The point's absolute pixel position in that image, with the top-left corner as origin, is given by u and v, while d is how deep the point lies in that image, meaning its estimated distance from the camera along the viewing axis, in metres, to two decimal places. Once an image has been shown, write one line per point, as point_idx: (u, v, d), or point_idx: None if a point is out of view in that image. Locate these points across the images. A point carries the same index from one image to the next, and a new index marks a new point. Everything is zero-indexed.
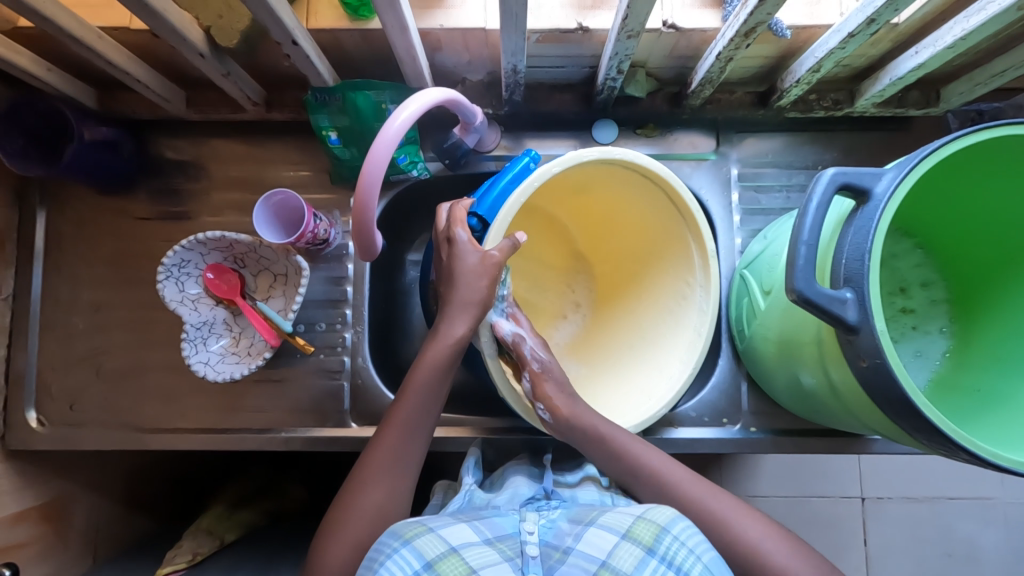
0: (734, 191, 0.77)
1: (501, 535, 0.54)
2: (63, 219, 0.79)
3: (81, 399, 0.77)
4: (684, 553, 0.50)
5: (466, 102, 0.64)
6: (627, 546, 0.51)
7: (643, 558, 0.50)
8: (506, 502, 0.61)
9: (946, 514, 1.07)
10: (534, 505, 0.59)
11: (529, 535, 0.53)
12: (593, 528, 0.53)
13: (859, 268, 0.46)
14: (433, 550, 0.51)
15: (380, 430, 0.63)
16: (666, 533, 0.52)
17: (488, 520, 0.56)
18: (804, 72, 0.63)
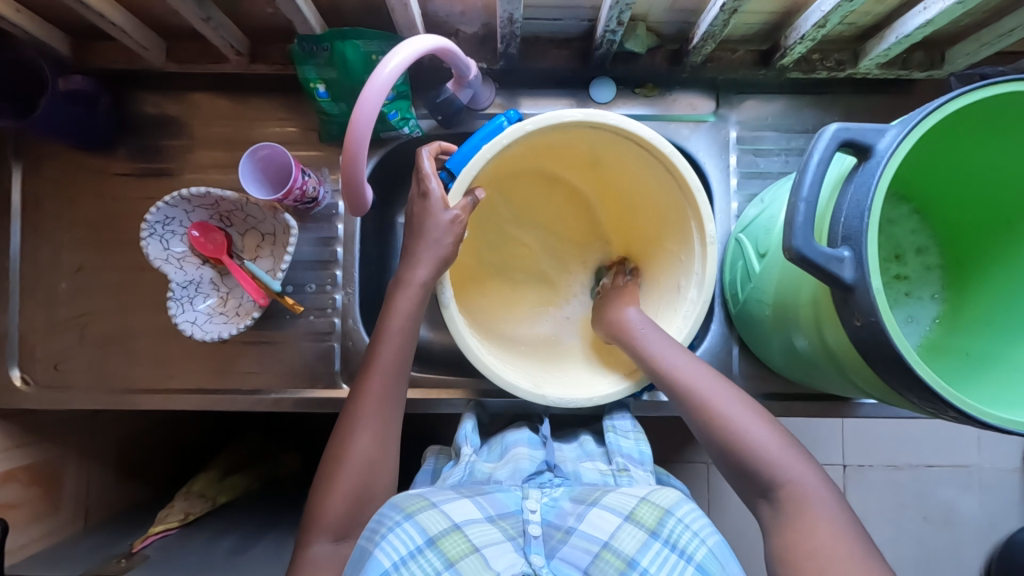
0: (732, 154, 0.76)
1: (504, 513, 0.56)
2: (42, 174, 0.76)
3: (67, 359, 0.76)
4: (688, 536, 0.53)
5: (460, 54, 0.61)
6: (630, 528, 0.54)
7: (646, 541, 0.53)
8: (507, 476, 0.61)
9: (924, 480, 1.10)
10: (537, 481, 0.60)
11: (531, 514, 0.56)
12: (598, 509, 0.56)
13: (859, 227, 0.45)
14: (437, 525, 0.53)
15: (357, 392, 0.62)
16: (670, 516, 0.54)
17: (491, 496, 0.57)
18: (809, 28, 0.61)
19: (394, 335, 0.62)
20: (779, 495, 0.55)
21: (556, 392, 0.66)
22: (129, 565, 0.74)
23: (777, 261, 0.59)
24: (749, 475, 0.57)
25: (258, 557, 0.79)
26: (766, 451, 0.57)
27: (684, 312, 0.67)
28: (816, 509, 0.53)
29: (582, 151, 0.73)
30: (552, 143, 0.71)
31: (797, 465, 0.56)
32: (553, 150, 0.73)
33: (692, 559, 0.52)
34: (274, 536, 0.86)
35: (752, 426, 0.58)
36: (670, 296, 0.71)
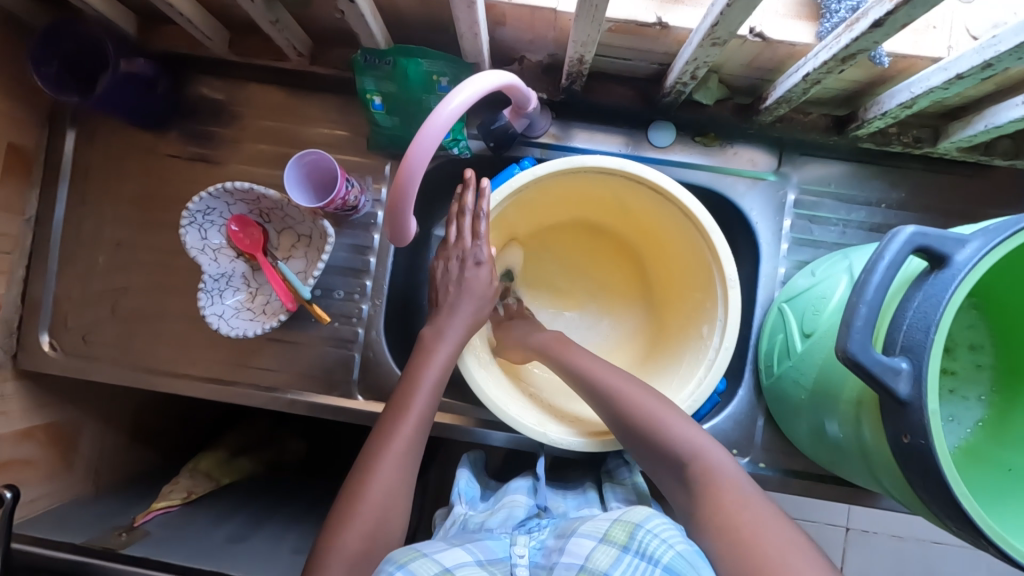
0: (787, 217, 0.73)
1: (492, 558, 0.55)
2: (95, 147, 0.77)
3: (95, 331, 0.77)
4: (657, 543, 0.50)
5: (524, 86, 0.59)
6: (604, 548, 0.51)
7: (618, 556, 0.50)
8: (499, 524, 0.60)
9: (932, 557, 1.06)
10: (525, 526, 0.60)
11: (519, 558, 0.55)
12: (574, 538, 0.54)
13: (923, 340, 0.43)
14: (427, 570, 0.51)
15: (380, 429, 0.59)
16: (640, 529, 0.52)
17: (481, 542, 0.56)
18: (894, 106, 0.57)
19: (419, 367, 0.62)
20: (687, 472, 0.55)
21: (560, 432, 0.62)
22: (129, 540, 0.75)
23: (822, 347, 0.56)
24: (664, 455, 0.56)
25: (254, 548, 0.79)
26: (664, 425, 0.57)
27: (706, 362, 0.62)
28: (725, 482, 0.52)
29: (612, 203, 0.73)
30: (583, 193, 0.72)
31: (696, 439, 0.56)
32: (587, 202, 0.75)
33: (660, 562, 0.48)
34: (271, 528, 0.86)
35: (668, 415, 0.57)
36: (697, 346, 0.66)
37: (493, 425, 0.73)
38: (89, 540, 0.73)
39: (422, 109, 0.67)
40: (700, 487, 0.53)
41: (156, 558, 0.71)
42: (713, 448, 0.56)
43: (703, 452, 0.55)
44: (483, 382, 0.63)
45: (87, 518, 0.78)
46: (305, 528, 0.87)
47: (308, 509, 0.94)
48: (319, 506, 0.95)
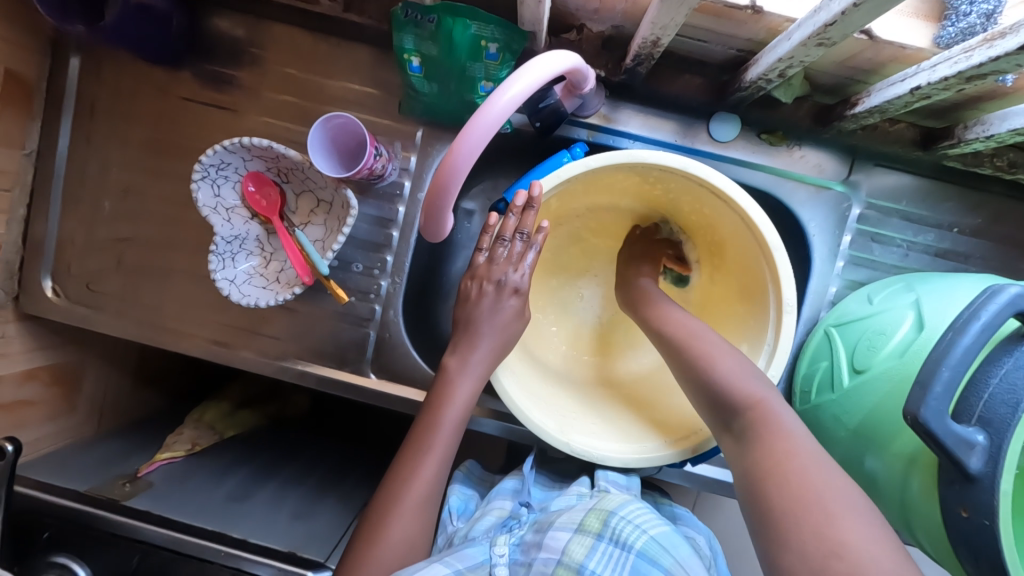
0: (848, 233, 0.66)
1: (472, 565, 0.54)
2: (103, 81, 0.71)
3: (100, 280, 0.73)
4: (630, 529, 0.53)
5: (587, 68, 0.52)
6: (579, 539, 0.52)
7: (593, 546, 0.52)
8: (483, 531, 0.59)
9: None
10: (506, 526, 0.59)
11: (499, 558, 0.55)
12: (552, 532, 0.54)
13: (1008, 416, 0.39)
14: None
15: (408, 446, 0.59)
16: (613, 517, 0.54)
17: (460, 552, 0.54)
18: (1003, 131, 0.51)
19: (450, 361, 0.60)
20: (744, 422, 0.48)
21: (582, 441, 0.60)
22: (133, 492, 0.73)
23: (876, 389, 0.52)
24: (718, 403, 0.51)
25: (256, 509, 0.78)
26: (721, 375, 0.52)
27: None
28: (782, 430, 0.46)
29: (663, 197, 0.67)
30: (634, 186, 0.66)
31: (758, 388, 0.50)
32: (635, 192, 0.68)
33: (633, 548, 0.51)
34: (276, 485, 0.85)
35: (735, 372, 0.52)
36: None
37: (494, 415, 0.69)
38: (93, 489, 0.71)
39: (462, 75, 0.62)
40: (753, 433, 0.47)
41: (159, 513, 0.70)
42: (777, 398, 0.49)
43: (762, 400, 0.49)
44: (509, 385, 0.60)
45: (92, 463, 0.77)
46: (307, 490, 0.87)
47: (311, 468, 0.94)
48: (322, 467, 0.95)
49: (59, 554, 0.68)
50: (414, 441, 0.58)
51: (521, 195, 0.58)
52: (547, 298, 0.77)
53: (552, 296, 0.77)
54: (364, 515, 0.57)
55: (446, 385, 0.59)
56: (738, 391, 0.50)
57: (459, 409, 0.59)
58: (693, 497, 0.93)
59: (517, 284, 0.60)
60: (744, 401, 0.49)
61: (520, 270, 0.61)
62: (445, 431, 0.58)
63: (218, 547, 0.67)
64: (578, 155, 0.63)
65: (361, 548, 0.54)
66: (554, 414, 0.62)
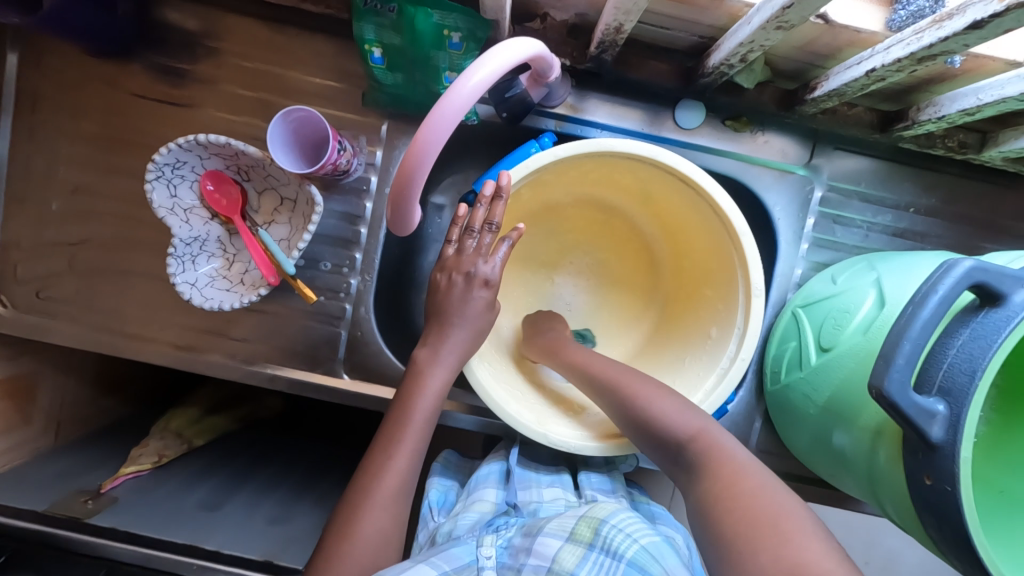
0: (811, 216, 0.68)
1: (458, 566, 0.53)
2: (45, 76, 0.67)
3: (51, 287, 0.69)
4: (621, 538, 0.53)
5: (552, 56, 0.52)
6: (570, 548, 0.52)
7: (584, 555, 0.52)
8: (467, 529, 0.58)
9: None
10: (492, 526, 0.58)
11: (486, 560, 0.54)
12: (541, 538, 0.54)
13: (966, 384, 0.40)
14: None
15: (382, 444, 0.57)
16: (605, 525, 0.54)
17: (445, 552, 0.54)
18: (953, 111, 0.52)
19: (421, 357, 0.59)
20: (687, 455, 0.49)
21: (559, 432, 0.59)
22: (96, 507, 0.70)
23: (842, 365, 0.53)
24: (645, 427, 0.53)
25: (229, 518, 0.75)
26: (659, 406, 0.53)
27: (718, 371, 0.59)
28: (727, 460, 0.47)
29: (632, 184, 0.67)
30: (602, 175, 0.66)
31: (696, 420, 0.51)
32: (603, 181, 0.68)
33: (624, 557, 0.51)
34: (249, 493, 0.83)
35: (668, 404, 0.53)
36: (703, 347, 0.64)
37: (469, 410, 0.69)
38: (53, 506, 0.68)
39: (427, 64, 0.61)
40: (699, 469, 0.48)
41: (125, 528, 0.67)
42: (717, 430, 0.51)
43: (701, 433, 0.50)
44: (484, 376, 0.59)
45: (51, 480, 0.73)
46: (283, 496, 0.84)
47: (286, 473, 0.91)
48: (297, 472, 0.92)
49: None
50: (384, 437, 0.57)
51: (489, 185, 0.57)
52: (519, 288, 0.76)
53: (524, 287, 0.77)
54: (335, 514, 0.56)
55: (419, 379, 0.58)
56: (672, 427, 0.51)
57: (432, 399, 0.58)
58: (671, 481, 0.94)
59: (488, 277, 0.60)
60: (682, 435, 0.51)
61: (491, 261, 0.60)
62: (415, 425, 0.57)
63: (192, 560, 0.65)
64: (546, 145, 0.62)
65: (335, 547, 0.53)
66: (530, 407, 0.62)
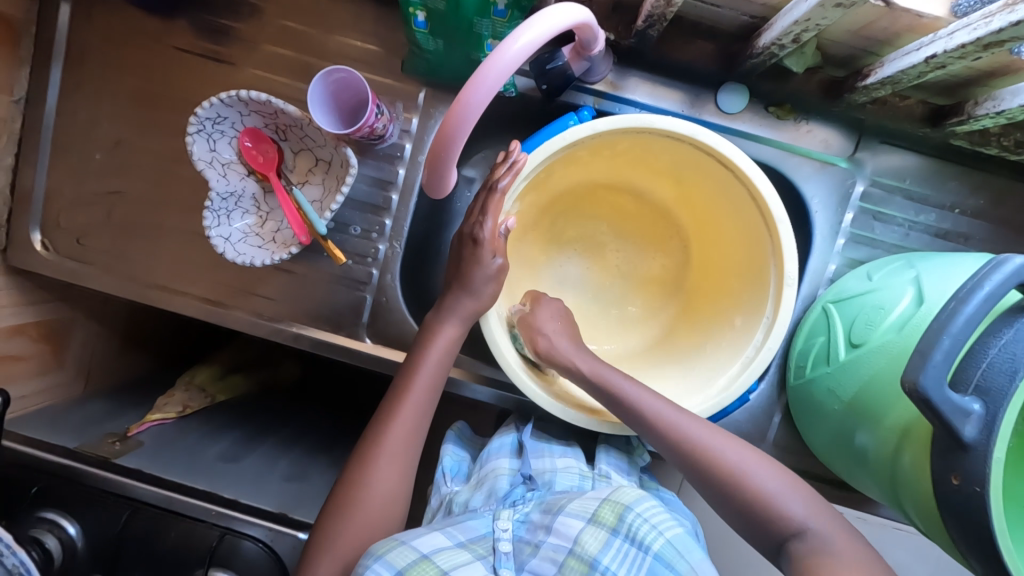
0: (850, 211, 0.66)
1: (474, 536, 0.55)
2: (94, 28, 0.68)
3: (90, 235, 0.71)
4: (646, 529, 0.53)
5: (597, 26, 0.51)
6: (592, 530, 0.53)
7: (607, 541, 0.53)
8: (483, 501, 0.59)
9: (891, 544, 1.07)
10: (509, 500, 0.58)
11: (503, 533, 0.56)
12: (561, 518, 0.55)
13: (1005, 384, 0.39)
14: (404, 559, 0.50)
15: (384, 405, 0.59)
16: (630, 512, 0.54)
17: (462, 523, 0.56)
18: (1014, 106, 0.50)
19: (445, 324, 0.61)
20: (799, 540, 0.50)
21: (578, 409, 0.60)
22: (122, 449, 0.73)
23: (872, 361, 0.52)
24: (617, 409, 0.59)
25: (247, 471, 0.77)
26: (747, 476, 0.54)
27: (743, 358, 0.59)
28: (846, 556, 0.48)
29: (667, 167, 0.67)
30: (636, 156, 0.67)
31: (670, 412, 0.57)
32: (638, 164, 0.69)
33: (651, 551, 0.52)
34: (266, 450, 0.85)
35: (759, 472, 0.54)
36: (727, 336, 0.64)
37: (487, 381, 0.71)
38: (82, 445, 0.71)
39: (468, 30, 0.60)
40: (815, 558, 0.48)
41: (149, 471, 0.70)
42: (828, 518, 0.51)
43: (678, 426, 0.56)
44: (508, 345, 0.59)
45: (81, 421, 0.76)
46: (299, 455, 0.86)
47: (302, 434, 0.93)
48: (313, 434, 0.95)
49: (47, 511, 0.68)
50: (392, 396, 0.59)
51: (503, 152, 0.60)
52: (544, 266, 0.77)
53: (549, 266, 0.77)
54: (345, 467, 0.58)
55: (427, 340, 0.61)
56: (782, 508, 0.52)
57: (433, 359, 0.60)
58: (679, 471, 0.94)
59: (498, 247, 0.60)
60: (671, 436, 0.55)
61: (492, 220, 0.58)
62: (416, 376, 0.59)
63: (210, 507, 0.67)
64: (585, 119, 0.62)
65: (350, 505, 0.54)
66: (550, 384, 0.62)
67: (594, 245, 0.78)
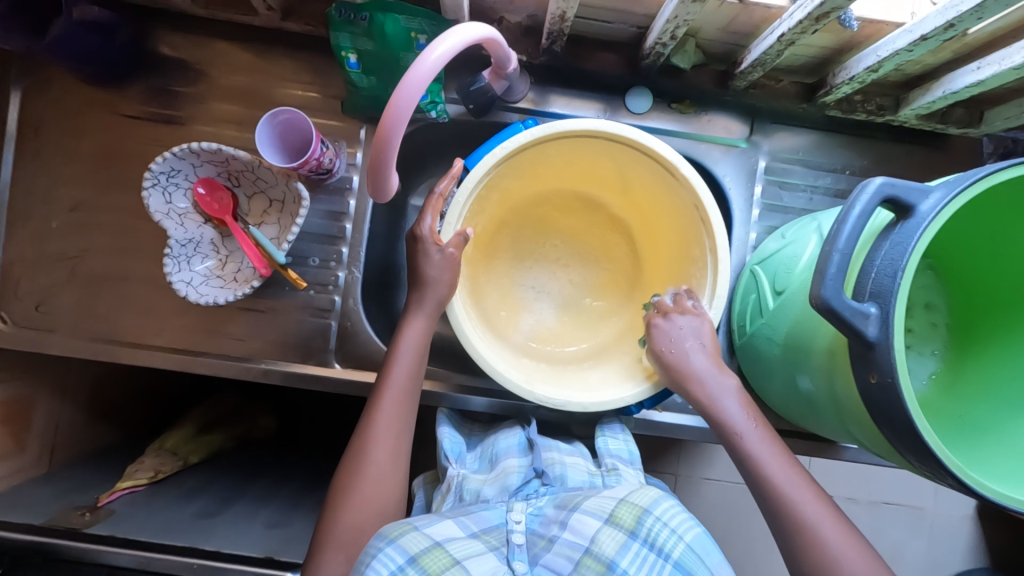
0: (758, 184, 0.74)
1: (487, 528, 0.56)
2: (47, 107, 0.72)
3: (49, 301, 0.72)
4: (667, 535, 0.53)
5: (505, 44, 0.59)
6: (609, 531, 0.53)
7: (625, 543, 0.52)
8: (495, 494, 0.60)
9: (878, 515, 1.10)
10: (522, 494, 0.60)
11: (516, 524, 0.56)
12: (578, 515, 0.55)
13: (890, 284, 0.45)
14: (417, 545, 0.51)
15: (371, 404, 0.62)
16: (648, 515, 0.54)
17: (475, 514, 0.57)
18: (861, 70, 0.61)
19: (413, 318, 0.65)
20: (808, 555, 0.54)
21: (548, 390, 0.62)
22: (93, 519, 0.71)
23: (795, 302, 0.58)
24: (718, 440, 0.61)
25: (226, 523, 0.76)
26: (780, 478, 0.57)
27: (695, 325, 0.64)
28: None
29: (605, 173, 0.75)
30: (573, 165, 0.75)
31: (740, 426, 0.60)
32: (584, 173, 0.77)
33: (671, 557, 0.51)
34: (245, 503, 0.83)
35: (801, 496, 0.56)
36: None
37: (480, 391, 0.74)
38: (50, 519, 0.69)
39: (398, 65, 0.69)
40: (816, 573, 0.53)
41: (123, 535, 0.68)
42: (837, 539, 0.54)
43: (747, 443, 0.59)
44: (471, 329, 0.63)
45: (49, 499, 0.74)
46: (280, 503, 0.85)
47: (282, 484, 0.92)
48: (293, 484, 0.93)
49: None
50: (375, 390, 0.63)
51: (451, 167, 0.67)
52: (513, 280, 0.82)
53: (518, 279, 0.83)
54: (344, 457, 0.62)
55: (405, 334, 0.65)
56: (829, 551, 0.53)
57: (410, 355, 0.64)
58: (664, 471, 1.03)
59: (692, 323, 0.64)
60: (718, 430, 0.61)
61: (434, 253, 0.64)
62: (398, 374, 0.63)
63: (191, 560, 0.66)
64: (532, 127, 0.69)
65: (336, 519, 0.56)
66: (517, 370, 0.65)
67: (555, 256, 0.84)
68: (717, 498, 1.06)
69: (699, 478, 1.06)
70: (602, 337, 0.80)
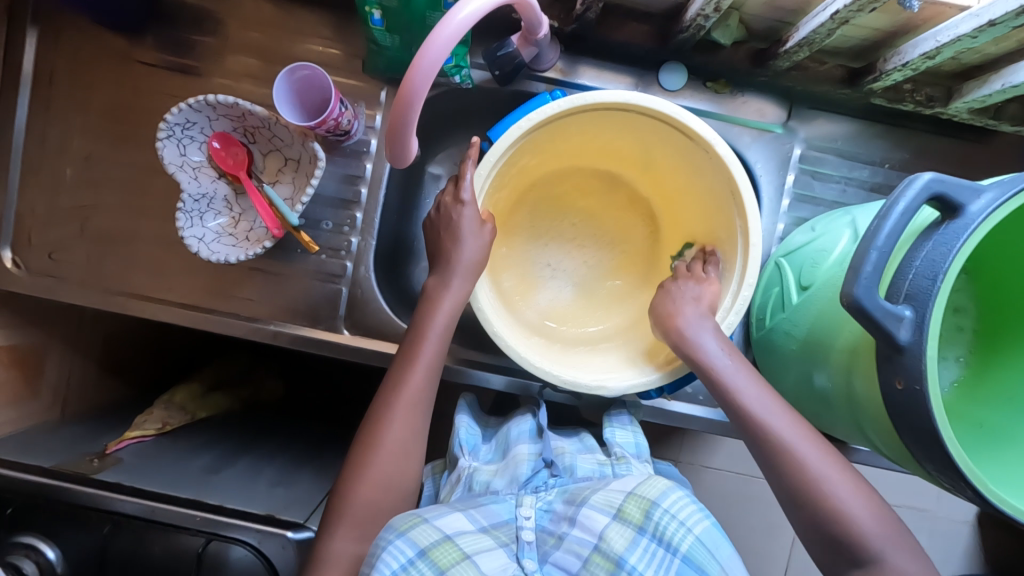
0: (791, 173, 0.71)
1: (496, 522, 0.55)
2: (62, 51, 0.71)
3: (62, 250, 0.72)
4: (675, 528, 0.51)
5: (537, 8, 0.56)
6: (617, 527, 0.52)
7: (634, 539, 0.52)
8: (505, 484, 0.59)
9: None
10: (531, 486, 0.59)
11: (526, 520, 0.56)
12: (586, 510, 0.54)
13: (929, 287, 0.43)
14: (427, 538, 0.51)
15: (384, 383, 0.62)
16: (657, 508, 0.52)
17: (484, 507, 0.56)
18: (916, 56, 0.57)
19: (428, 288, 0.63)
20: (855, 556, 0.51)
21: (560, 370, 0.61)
22: (101, 465, 0.72)
23: (820, 299, 0.56)
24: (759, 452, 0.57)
25: (231, 479, 0.76)
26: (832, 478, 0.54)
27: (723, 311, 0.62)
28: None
29: (631, 151, 0.72)
30: (599, 140, 0.72)
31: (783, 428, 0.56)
32: (608, 150, 0.74)
33: (679, 552, 0.51)
34: (249, 461, 0.84)
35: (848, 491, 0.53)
36: None
37: (495, 369, 0.73)
38: (60, 464, 0.69)
39: (422, 25, 0.65)
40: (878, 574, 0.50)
41: (129, 484, 0.67)
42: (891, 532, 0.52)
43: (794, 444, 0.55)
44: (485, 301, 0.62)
45: (59, 444, 0.75)
46: (283, 463, 0.86)
47: (286, 444, 0.93)
48: (297, 445, 0.94)
49: (24, 535, 0.68)
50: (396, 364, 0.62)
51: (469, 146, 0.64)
52: (528, 257, 0.80)
53: (532, 256, 0.81)
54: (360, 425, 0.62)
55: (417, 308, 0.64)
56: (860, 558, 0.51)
57: (426, 331, 0.63)
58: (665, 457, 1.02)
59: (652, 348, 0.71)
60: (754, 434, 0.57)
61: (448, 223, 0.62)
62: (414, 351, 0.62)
63: (195, 512, 0.65)
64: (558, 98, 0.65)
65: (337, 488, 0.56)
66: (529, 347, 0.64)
67: (572, 234, 0.82)
68: (716, 487, 1.06)
69: (700, 467, 1.06)
70: (616, 319, 0.79)
